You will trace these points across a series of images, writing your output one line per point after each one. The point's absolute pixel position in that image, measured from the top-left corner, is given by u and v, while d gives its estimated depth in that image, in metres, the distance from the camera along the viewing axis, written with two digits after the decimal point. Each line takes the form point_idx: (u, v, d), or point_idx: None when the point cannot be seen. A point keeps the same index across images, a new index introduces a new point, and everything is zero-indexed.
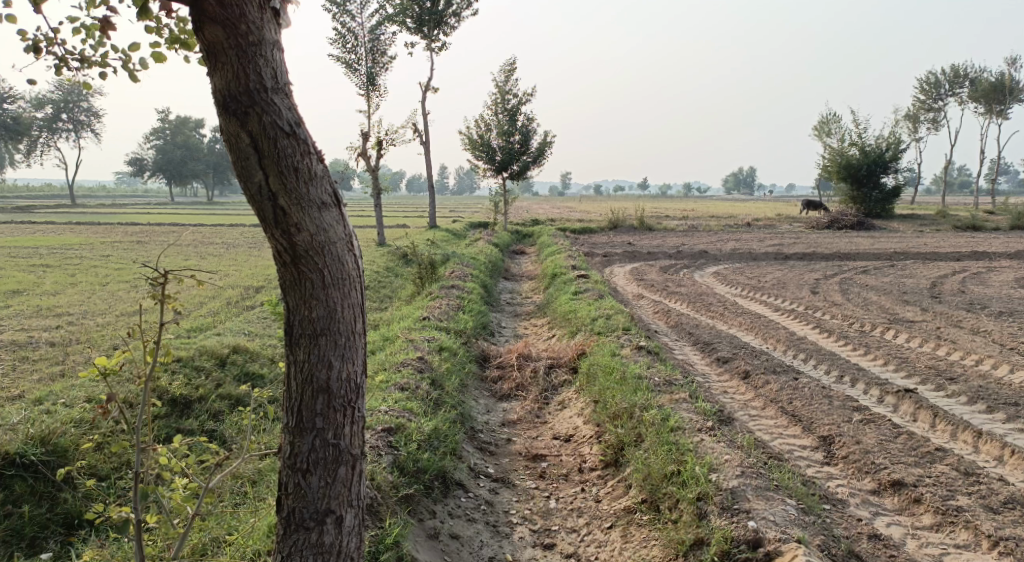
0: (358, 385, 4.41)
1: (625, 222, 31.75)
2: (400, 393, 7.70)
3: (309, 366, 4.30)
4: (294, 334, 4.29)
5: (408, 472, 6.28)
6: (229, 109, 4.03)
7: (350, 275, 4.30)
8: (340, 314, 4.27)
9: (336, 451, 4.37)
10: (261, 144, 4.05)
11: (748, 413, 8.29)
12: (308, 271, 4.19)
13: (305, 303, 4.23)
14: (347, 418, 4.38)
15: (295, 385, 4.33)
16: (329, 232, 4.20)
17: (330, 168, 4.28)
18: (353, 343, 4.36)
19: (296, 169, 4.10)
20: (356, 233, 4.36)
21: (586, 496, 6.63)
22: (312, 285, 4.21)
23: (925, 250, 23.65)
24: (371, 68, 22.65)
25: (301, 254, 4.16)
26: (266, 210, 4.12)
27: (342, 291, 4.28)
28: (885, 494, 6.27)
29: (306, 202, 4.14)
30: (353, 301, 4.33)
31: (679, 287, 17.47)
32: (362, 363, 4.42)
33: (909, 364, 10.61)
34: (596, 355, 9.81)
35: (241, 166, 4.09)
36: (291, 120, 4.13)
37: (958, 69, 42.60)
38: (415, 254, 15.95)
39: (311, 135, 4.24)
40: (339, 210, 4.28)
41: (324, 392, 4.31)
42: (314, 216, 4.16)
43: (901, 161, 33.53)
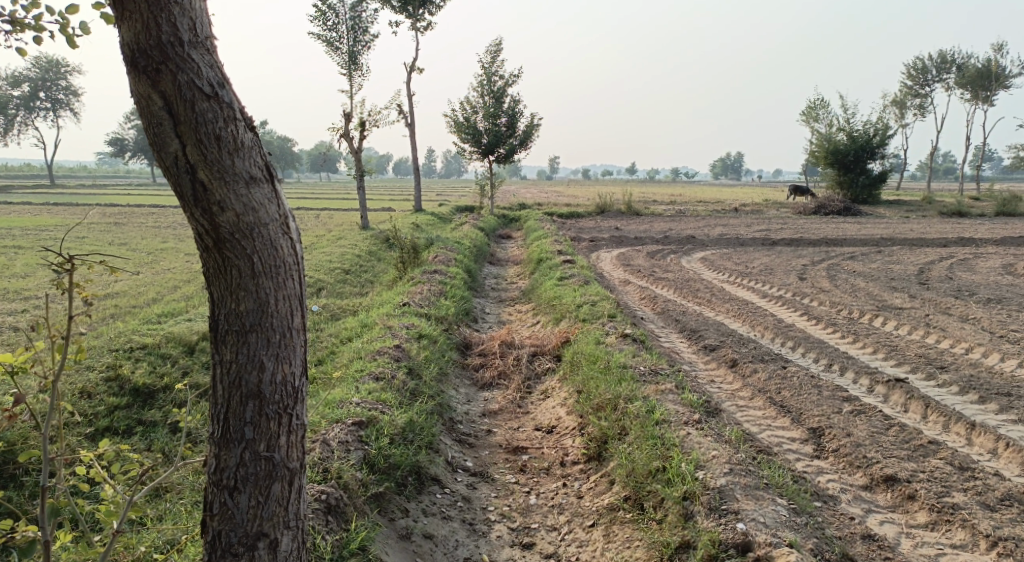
0: (295, 388, 4.11)
1: (612, 207, 31.47)
2: (374, 383, 7.39)
3: (237, 368, 3.99)
4: (220, 331, 3.98)
5: (378, 469, 5.99)
6: (140, 67, 3.72)
7: (284, 263, 4.00)
8: (272, 306, 3.97)
9: (269, 465, 4.07)
10: (176, 108, 3.74)
11: (735, 404, 8.04)
12: (234, 258, 3.88)
13: (232, 295, 3.93)
14: (282, 426, 4.08)
15: (221, 389, 4.03)
16: (258, 210, 3.89)
17: (260, 139, 3.97)
18: (289, 341, 4.06)
19: (218, 137, 3.79)
20: (292, 214, 4.05)
21: (567, 491, 6.36)
22: (239, 273, 3.90)
23: (912, 236, 23.51)
24: (353, 47, 22.17)
25: (225, 237, 3.85)
26: (184, 185, 3.81)
27: (275, 280, 3.97)
28: (877, 490, 6.03)
29: (230, 176, 3.83)
30: (288, 292, 4.02)
31: (665, 272, 17.23)
32: (298, 363, 4.12)
33: (899, 352, 10.39)
34: (580, 343, 9.53)
35: (155, 134, 3.79)
36: (212, 80, 3.82)
37: (946, 54, 42.43)
38: (396, 238, 15.62)
39: (237, 98, 3.92)
40: (270, 186, 3.97)
41: (254, 397, 4.00)
42: (241, 193, 3.85)
43: (889, 146, 33.38)
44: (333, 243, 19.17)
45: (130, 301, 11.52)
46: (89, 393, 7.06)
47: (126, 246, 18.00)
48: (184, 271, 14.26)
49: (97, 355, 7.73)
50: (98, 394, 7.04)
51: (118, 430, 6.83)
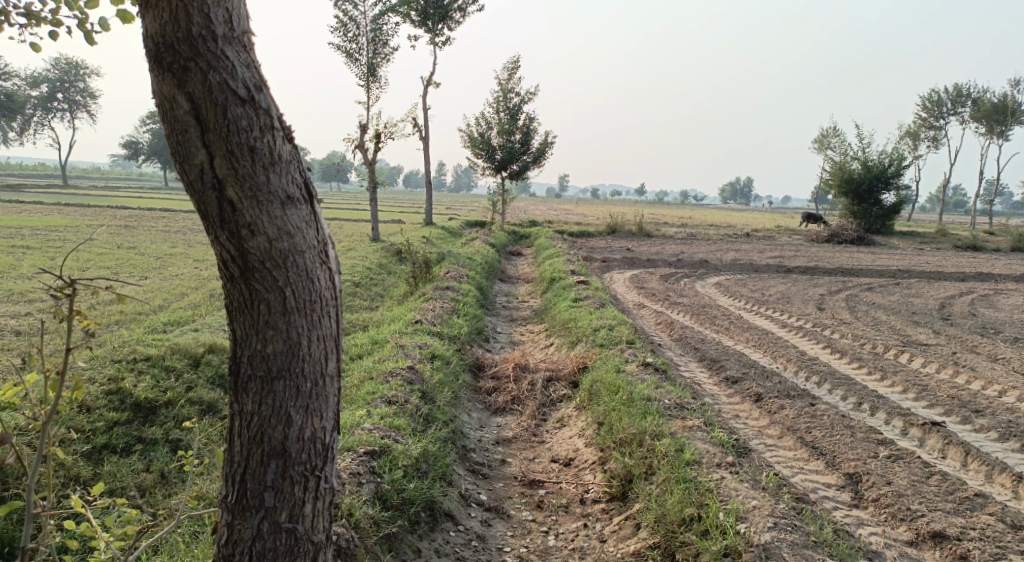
0: (325, 445, 3.91)
1: (624, 227, 31.09)
2: (387, 408, 6.98)
3: (259, 420, 3.77)
4: (243, 377, 3.76)
5: (391, 504, 5.59)
6: (166, 63, 3.48)
7: (319, 299, 3.77)
8: (305, 347, 3.74)
9: (291, 537, 3.86)
10: (205, 113, 3.50)
11: (764, 443, 7.60)
12: (262, 290, 3.65)
13: (258, 335, 3.70)
14: (308, 491, 3.88)
15: (241, 443, 3.82)
16: (293, 237, 3.65)
17: (298, 152, 3.74)
18: (321, 388, 3.84)
19: (252, 148, 3.55)
20: (331, 242, 3.83)
21: (588, 533, 5.96)
22: (268, 310, 3.68)
23: (928, 269, 23.06)
24: (372, 58, 21.95)
25: (254, 268, 3.62)
26: (209, 204, 3.57)
27: (309, 319, 3.74)
28: (924, 547, 5.67)
29: (263, 195, 3.59)
30: (322, 332, 3.79)
31: (681, 297, 16.82)
32: (331, 413, 3.91)
33: (930, 392, 9.93)
34: (599, 370, 9.11)
35: (179, 142, 3.54)
36: (248, 82, 3.58)
37: (961, 87, 42.07)
38: (408, 251, 15.25)
39: (273, 103, 3.68)
40: (309, 207, 3.73)
41: (278, 456, 3.80)
42: (276, 214, 3.62)
43: (903, 177, 32.97)
44: (342, 254, 18.82)
45: (135, 307, 11.16)
46: (87, 406, 6.65)
47: (134, 249, 17.68)
48: (191, 277, 13.90)
49: (98, 365, 7.34)
50: (96, 408, 6.65)
51: (117, 448, 6.41)
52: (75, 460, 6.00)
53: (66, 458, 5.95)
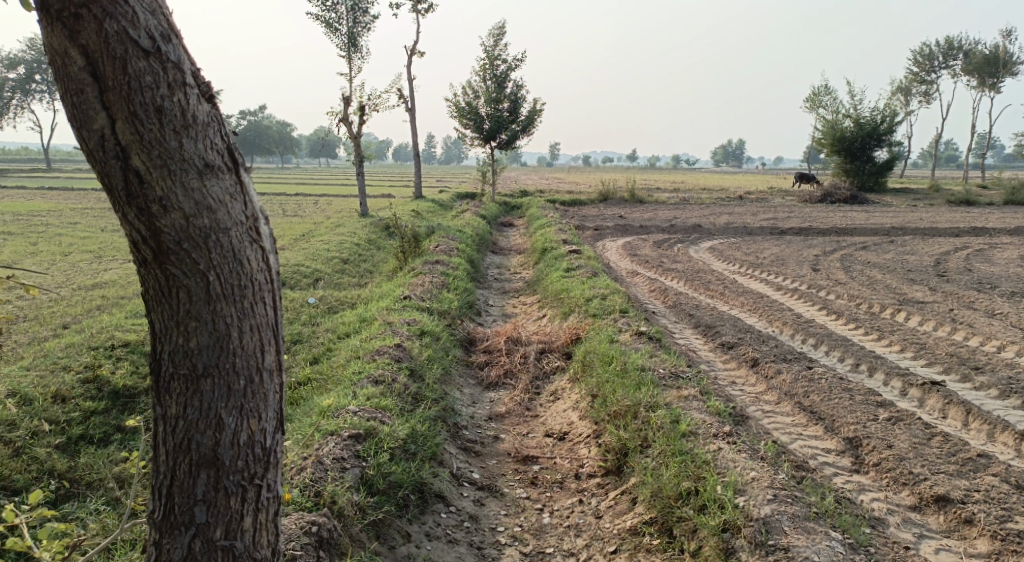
0: (266, 450, 3.52)
1: (616, 194, 30.80)
2: (373, 388, 6.79)
3: (186, 425, 3.39)
4: (164, 378, 3.38)
5: (377, 490, 5.41)
6: (54, 13, 3.08)
7: (250, 284, 3.38)
8: (236, 337, 3.36)
9: (229, 555, 3.46)
10: (102, 68, 3.11)
11: (761, 410, 7.44)
12: (180, 275, 3.27)
13: (179, 328, 3.33)
14: (247, 502, 3.47)
15: (167, 451, 3.43)
16: (214, 211, 3.27)
17: (218, 113, 3.35)
18: (259, 385, 3.46)
19: (159, 109, 3.17)
20: (261, 217, 3.43)
21: (584, 510, 5.81)
22: (190, 297, 3.29)
23: (922, 225, 22.87)
24: (352, 28, 21.50)
25: (169, 249, 3.24)
26: (114, 175, 3.18)
27: (237, 306, 3.35)
28: (928, 511, 5.53)
29: (175, 164, 3.21)
30: (255, 322, 3.41)
31: (674, 263, 16.62)
32: (272, 415, 3.52)
33: (929, 351, 9.78)
34: (592, 341, 8.92)
35: (75, 104, 3.15)
36: (152, 30, 3.19)
37: (952, 40, 41.57)
38: (396, 226, 14.99)
39: (184, 57, 3.28)
40: (233, 177, 3.35)
41: (209, 465, 3.41)
42: (192, 185, 3.23)
43: (896, 133, 32.64)
44: (331, 231, 18.56)
45: (119, 292, 10.89)
46: (63, 396, 6.47)
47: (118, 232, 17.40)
48: None
49: (75, 354, 7.14)
50: (72, 399, 6.46)
51: (94, 439, 6.18)
52: (49, 454, 5.80)
53: (39, 452, 5.76)
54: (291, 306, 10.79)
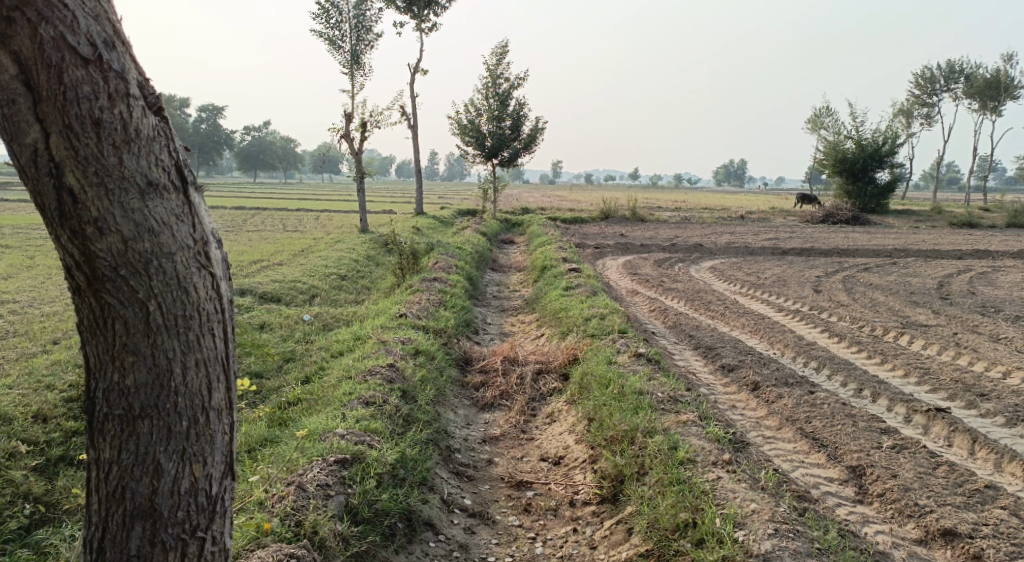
0: (212, 498, 3.32)
1: (617, 212, 30.69)
2: (363, 410, 6.61)
3: (120, 471, 3.19)
4: (99, 418, 3.19)
5: (362, 518, 5.23)
6: None
7: (196, 314, 3.20)
8: (178, 372, 3.18)
9: None
10: (36, 77, 2.92)
11: (762, 436, 7.25)
12: (116, 305, 3.09)
13: (115, 363, 3.14)
14: (187, 556, 3.27)
15: (100, 499, 3.23)
16: (157, 234, 3.10)
17: (164, 125, 3.18)
18: (204, 425, 3.27)
19: (97, 121, 2.99)
20: (209, 240, 3.26)
21: (578, 540, 5.62)
22: (127, 330, 3.11)
23: (925, 247, 22.70)
24: (355, 45, 21.47)
25: (105, 276, 3.06)
26: (46, 195, 3.00)
27: (180, 338, 3.17)
28: (934, 546, 5.34)
29: (114, 182, 3.03)
30: (201, 356, 3.23)
31: (675, 283, 16.45)
32: (219, 458, 3.33)
33: (933, 376, 9.58)
34: (590, 362, 8.74)
35: (6, 116, 2.96)
36: (94, 35, 3.01)
37: (953, 63, 41.63)
38: (395, 243, 14.85)
39: (128, 65, 3.11)
40: (180, 197, 3.18)
41: (145, 516, 3.21)
42: (131, 207, 3.05)
43: (898, 155, 32.55)
44: (329, 247, 18.43)
45: None
46: (45, 416, 6.30)
47: None
48: None
49: (60, 373, 6.99)
50: (54, 419, 6.29)
51: (74, 460, 5.99)
52: (26, 477, 5.61)
53: (15, 475, 5.57)
54: (285, 323, 10.62)
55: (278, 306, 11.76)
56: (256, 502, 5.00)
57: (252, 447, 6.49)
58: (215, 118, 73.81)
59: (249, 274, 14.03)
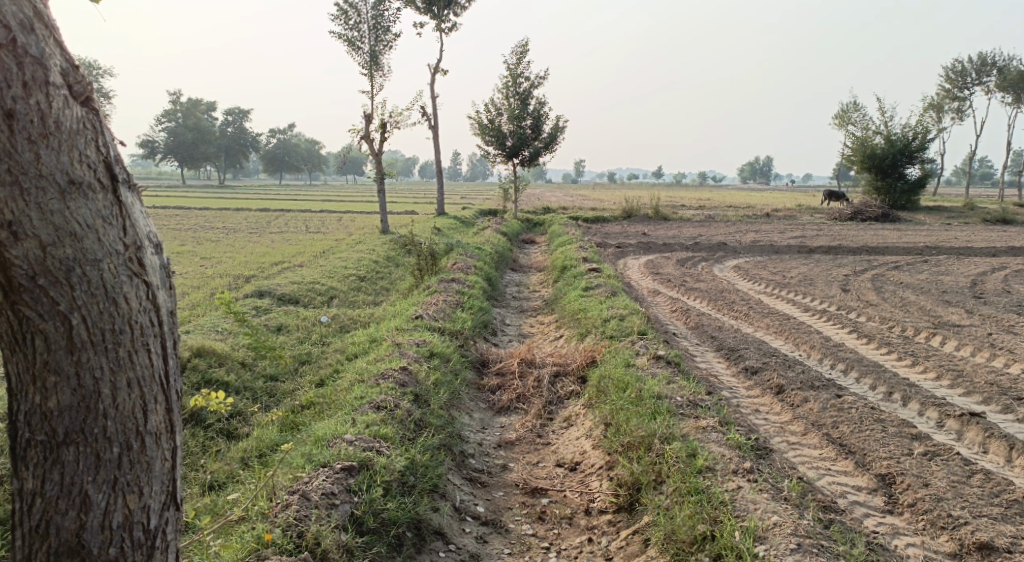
0: (150, 532, 3.03)
1: (640, 211, 30.38)
2: (374, 415, 6.43)
3: (44, 502, 2.91)
4: (21, 444, 2.91)
5: (367, 529, 5.07)
6: None
7: (125, 327, 2.91)
8: (106, 393, 2.89)
9: None
10: None
11: (786, 441, 6.99)
12: (35, 318, 2.79)
13: (36, 383, 2.86)
14: None
15: (24, 535, 2.95)
16: (80, 238, 2.80)
17: (90, 116, 2.88)
18: (139, 451, 2.99)
19: (9, 112, 2.70)
20: (142, 244, 2.96)
21: (593, 550, 5.42)
22: (49, 347, 2.82)
23: (957, 244, 22.15)
24: (374, 46, 21.37)
25: (21, 286, 2.76)
26: None
27: (107, 354, 2.88)
28: (969, 560, 5.08)
29: (29, 181, 2.74)
30: (134, 375, 2.95)
31: (698, 282, 16.15)
32: (158, 488, 3.05)
33: (966, 379, 9.23)
34: (608, 365, 8.51)
35: None
36: (9, 15, 2.71)
37: (986, 56, 40.71)
38: (413, 243, 14.70)
39: (48, 47, 2.81)
40: (109, 196, 2.88)
41: (72, 554, 2.91)
42: (48, 207, 2.76)
43: (929, 150, 31.89)
44: (350, 248, 18.34)
45: None
46: None
47: None
48: (196, 277, 13.73)
49: None
50: None
51: None
52: None
53: None
54: (302, 325, 10.49)
55: (296, 308, 11.66)
56: (259, 512, 4.86)
57: (263, 452, 6.36)
58: (241, 121, 74.32)
59: (268, 276, 13.98)
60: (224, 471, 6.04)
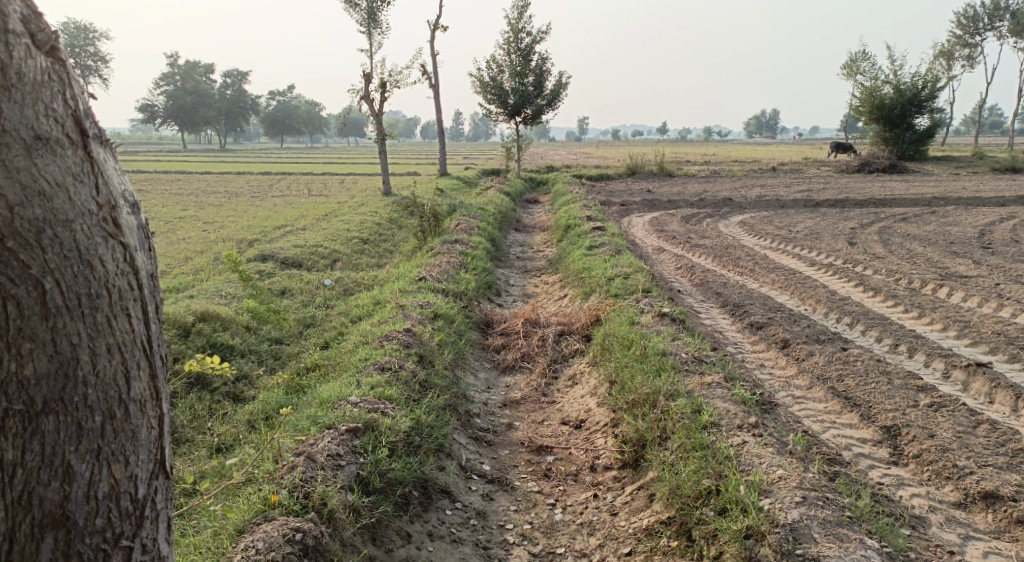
0: (138, 502, 2.88)
1: (645, 168, 30.13)
2: (378, 376, 6.43)
3: (24, 476, 2.69)
4: None
5: (373, 489, 5.09)
6: None
7: (102, 288, 2.76)
8: (87, 358, 2.73)
9: None
10: None
11: (791, 396, 6.98)
12: (5, 280, 2.62)
13: (8, 349, 2.65)
14: None
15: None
16: (50, 196, 2.67)
17: (56, 70, 2.77)
18: (123, 420, 2.83)
19: None
20: (116, 204, 2.84)
21: (599, 506, 5.44)
22: (23, 311, 2.64)
23: (964, 194, 21.96)
24: (372, 2, 21.05)
25: None
26: None
27: (85, 316, 2.72)
28: (973, 509, 5.09)
29: None
30: (115, 340, 2.80)
31: (703, 239, 16.05)
32: (145, 457, 2.90)
33: (973, 329, 9.19)
34: (612, 323, 8.48)
35: None
36: None
37: (998, 0, 39.89)
38: (416, 204, 14.61)
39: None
40: (79, 153, 2.76)
41: (57, 529, 2.72)
42: (14, 163, 2.63)
43: (938, 99, 31.44)
44: (354, 210, 18.28)
45: None
46: None
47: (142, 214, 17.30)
48: (199, 243, 13.69)
49: None
50: None
51: None
52: None
53: None
54: (306, 288, 10.48)
55: (300, 272, 11.64)
56: (264, 474, 4.89)
57: (269, 415, 6.38)
58: (241, 84, 73.66)
59: (271, 240, 13.94)
60: (231, 435, 6.07)
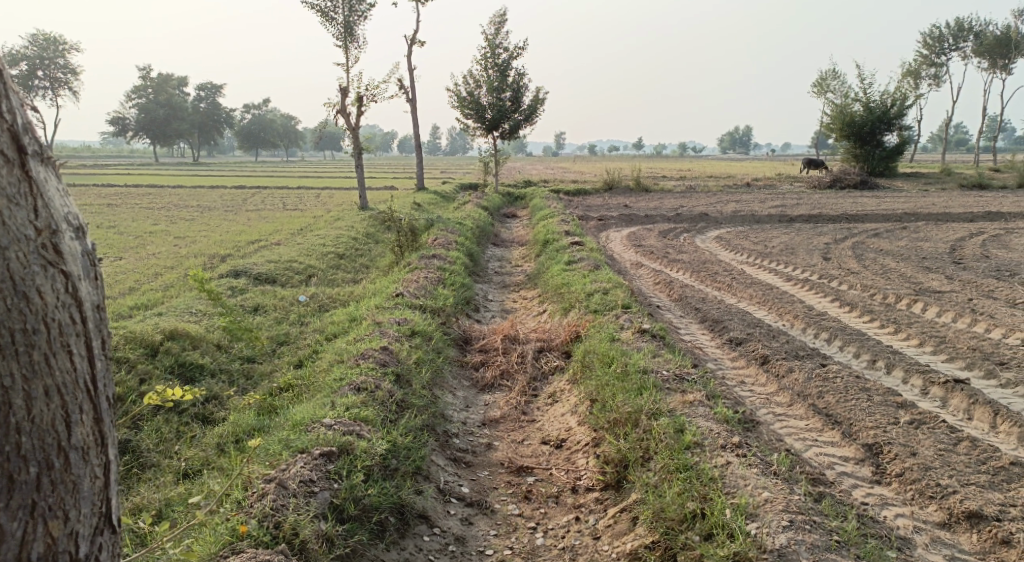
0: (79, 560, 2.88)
1: (621, 183, 30.21)
2: (354, 396, 6.29)
3: None
4: None
5: (348, 516, 4.95)
6: None
7: (39, 326, 2.78)
8: (21, 403, 2.75)
9: None
10: None
11: (772, 413, 6.94)
12: None
13: None
14: None
15: None
16: None
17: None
18: (62, 470, 2.84)
19: None
20: (56, 228, 2.85)
21: (581, 529, 5.33)
22: None
23: (934, 210, 22.26)
24: (348, 16, 20.95)
25: None
26: None
27: (21, 358, 2.75)
28: (958, 529, 5.06)
29: None
30: (52, 381, 2.81)
31: (680, 254, 16.06)
32: (87, 510, 2.91)
33: (949, 345, 9.23)
34: (592, 340, 8.40)
35: None
36: None
37: (963, 21, 40.69)
38: (393, 219, 14.47)
39: None
40: (16, 171, 2.78)
41: None
42: None
43: (907, 117, 31.89)
44: (330, 224, 18.09)
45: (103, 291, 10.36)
46: None
47: (112, 228, 16.95)
48: (171, 258, 13.42)
49: None
50: None
51: None
52: None
53: None
54: (280, 304, 10.29)
55: (274, 287, 11.45)
56: (234, 502, 4.74)
57: (240, 437, 6.21)
58: (215, 97, 73.04)
59: (244, 255, 13.72)
60: (200, 458, 5.90)
